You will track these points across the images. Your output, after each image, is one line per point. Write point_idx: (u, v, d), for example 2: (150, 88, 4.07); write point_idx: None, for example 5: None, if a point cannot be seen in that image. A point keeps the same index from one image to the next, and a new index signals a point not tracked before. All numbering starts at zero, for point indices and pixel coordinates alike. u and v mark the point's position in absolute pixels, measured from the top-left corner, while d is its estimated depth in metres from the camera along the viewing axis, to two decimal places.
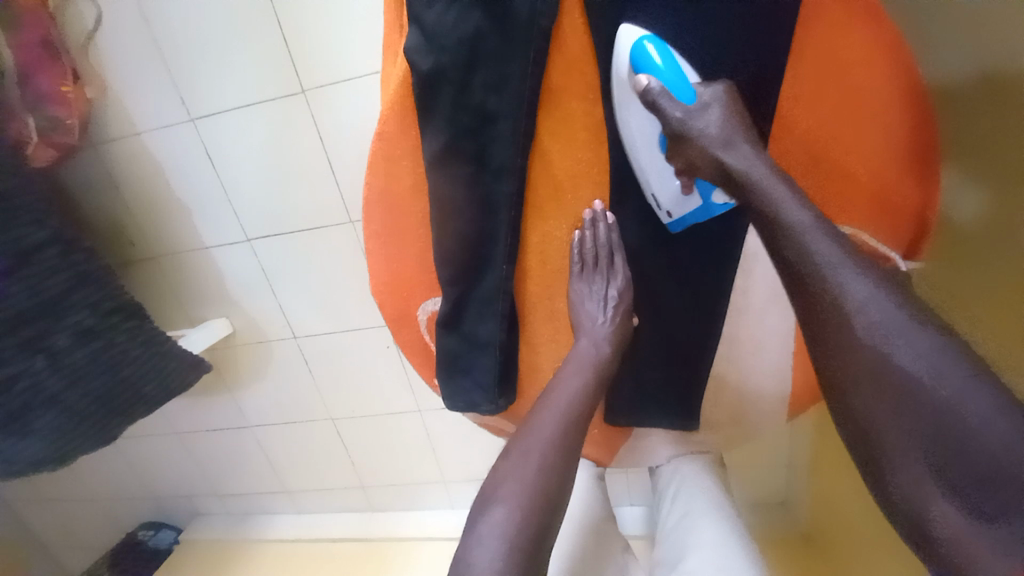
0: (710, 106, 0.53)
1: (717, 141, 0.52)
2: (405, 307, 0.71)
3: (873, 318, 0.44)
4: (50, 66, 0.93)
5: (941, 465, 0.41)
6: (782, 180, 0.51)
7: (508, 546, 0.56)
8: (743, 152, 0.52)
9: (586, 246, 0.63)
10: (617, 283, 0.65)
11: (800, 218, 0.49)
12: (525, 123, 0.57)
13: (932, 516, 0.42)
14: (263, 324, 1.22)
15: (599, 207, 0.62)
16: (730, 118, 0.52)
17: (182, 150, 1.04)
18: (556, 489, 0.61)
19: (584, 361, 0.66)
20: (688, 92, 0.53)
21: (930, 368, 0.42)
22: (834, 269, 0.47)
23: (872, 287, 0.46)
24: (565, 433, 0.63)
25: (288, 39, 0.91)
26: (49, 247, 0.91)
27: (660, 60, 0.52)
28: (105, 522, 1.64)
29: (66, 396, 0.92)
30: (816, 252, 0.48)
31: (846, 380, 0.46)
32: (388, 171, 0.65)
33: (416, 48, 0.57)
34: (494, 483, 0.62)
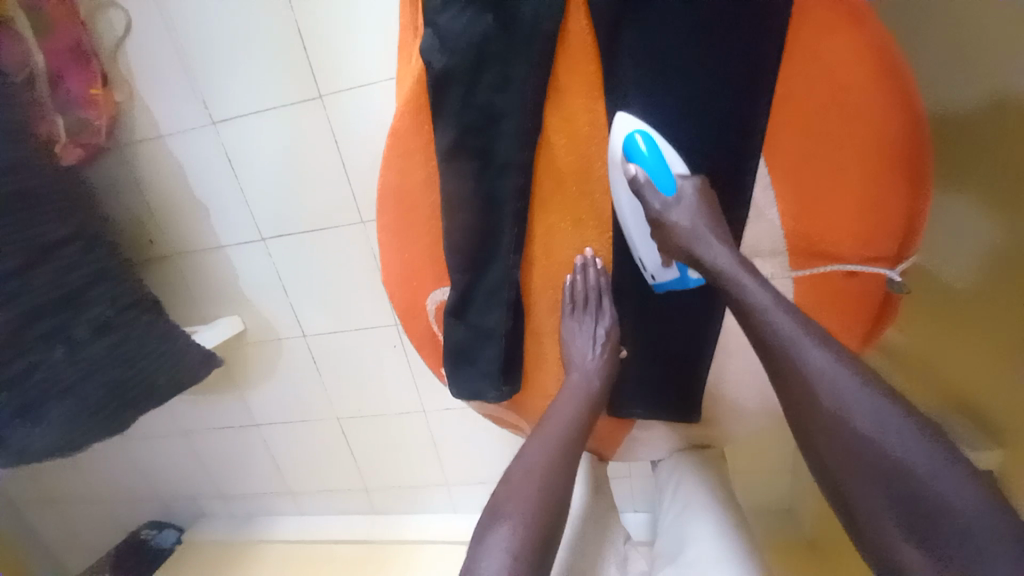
0: (684, 200, 0.59)
1: (689, 235, 0.59)
2: (414, 299, 0.73)
3: (832, 383, 0.51)
4: (82, 70, 1.00)
5: (899, 506, 0.46)
6: (746, 269, 0.57)
7: (515, 559, 0.57)
8: (713, 249, 0.59)
9: (577, 289, 0.68)
10: (605, 323, 0.69)
11: (761, 299, 0.56)
12: (531, 120, 0.60)
13: (901, 563, 0.46)
14: (273, 322, 1.24)
15: (589, 254, 0.67)
16: (701, 211, 0.59)
17: (202, 152, 1.09)
18: (559, 503, 0.63)
19: (576, 394, 0.69)
20: (668, 182, 0.59)
21: (880, 425, 0.48)
22: (795, 340, 0.53)
23: (829, 356, 0.52)
24: (563, 454, 0.66)
25: (307, 46, 0.95)
26: (70, 243, 0.95)
27: (645, 149, 0.58)
28: (108, 521, 1.64)
29: (82, 387, 0.94)
30: (776, 329, 0.54)
31: (814, 437, 0.52)
32: (400, 167, 0.68)
33: (429, 49, 0.60)
34: (502, 499, 0.63)
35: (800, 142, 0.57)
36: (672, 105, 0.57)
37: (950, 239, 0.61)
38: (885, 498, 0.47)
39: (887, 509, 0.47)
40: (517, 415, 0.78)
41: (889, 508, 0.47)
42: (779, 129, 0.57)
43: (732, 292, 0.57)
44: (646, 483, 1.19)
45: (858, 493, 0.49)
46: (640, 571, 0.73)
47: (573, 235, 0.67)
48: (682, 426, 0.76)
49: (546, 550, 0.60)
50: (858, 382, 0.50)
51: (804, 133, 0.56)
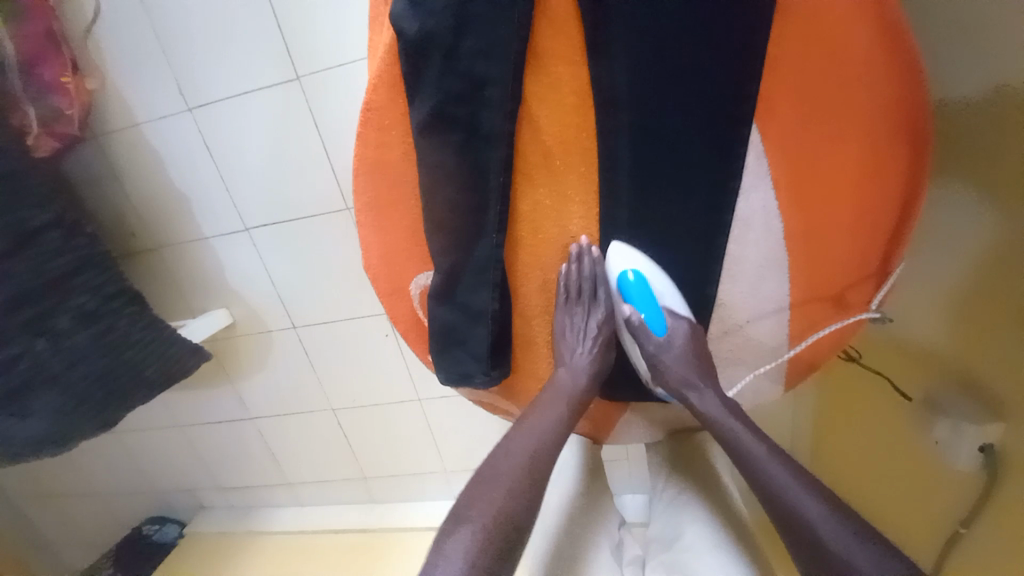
0: (677, 343, 0.65)
1: (679, 379, 0.65)
2: (398, 282, 0.71)
3: (825, 530, 0.53)
4: (53, 56, 0.95)
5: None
6: (738, 418, 0.63)
7: (471, 565, 0.55)
8: (701, 396, 0.65)
9: (572, 279, 0.67)
10: (597, 316, 0.72)
11: (754, 448, 0.60)
12: (511, 88, 0.57)
13: None
14: (262, 314, 1.22)
15: (585, 242, 0.65)
16: (690, 358, 0.65)
17: (180, 139, 1.05)
18: (523, 512, 0.60)
19: (561, 391, 0.69)
20: (660, 325, 0.67)
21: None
22: (782, 487, 0.57)
23: (819, 504, 0.55)
24: (536, 459, 0.64)
25: (282, 24, 0.91)
26: (52, 231, 0.93)
27: (633, 279, 0.65)
28: (109, 516, 1.64)
29: (68, 377, 0.94)
30: (766, 471, 0.58)
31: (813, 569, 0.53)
32: (377, 142, 0.65)
33: (402, 16, 0.57)
34: (467, 501, 0.61)
35: (795, 113, 0.54)
36: (660, 65, 0.54)
37: (944, 236, 0.66)
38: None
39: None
40: (507, 402, 0.77)
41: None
42: (775, 85, 0.53)
43: (719, 433, 0.64)
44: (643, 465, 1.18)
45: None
46: (634, 557, 0.73)
47: (560, 211, 0.63)
48: (676, 412, 0.74)
49: (510, 551, 0.58)
50: (853, 535, 0.52)
51: (797, 101, 0.54)
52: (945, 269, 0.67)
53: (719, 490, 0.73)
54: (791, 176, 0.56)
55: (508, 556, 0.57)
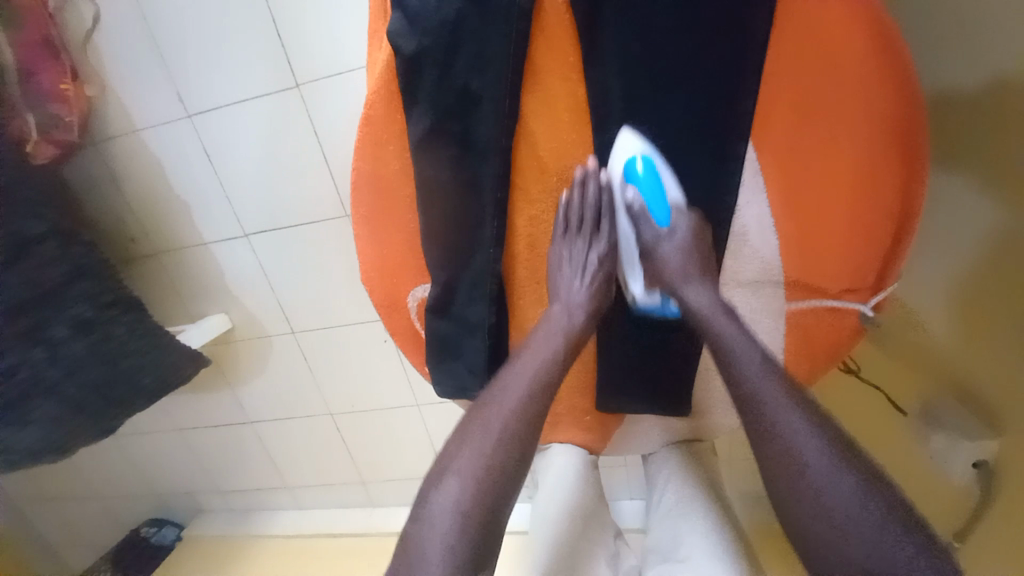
0: (679, 236, 0.59)
1: (678, 274, 0.60)
2: (395, 295, 0.71)
3: (822, 475, 0.50)
4: (51, 65, 0.95)
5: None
6: (728, 315, 0.60)
7: (460, 514, 0.55)
8: (695, 287, 0.61)
9: (573, 208, 0.63)
10: (599, 249, 0.64)
11: (752, 376, 0.56)
12: (508, 105, 0.57)
13: None
14: (261, 319, 1.22)
15: (592, 164, 0.60)
16: (691, 255, 0.59)
17: (179, 146, 1.05)
18: (515, 460, 0.58)
19: (556, 326, 0.64)
20: (664, 215, 0.60)
21: (867, 528, 0.47)
22: (774, 408, 0.54)
23: (821, 449, 0.51)
24: (528, 406, 0.60)
25: (281, 33, 0.91)
26: (50, 240, 0.93)
27: (642, 170, 0.57)
28: (108, 519, 1.64)
29: (63, 387, 0.95)
30: (759, 394, 0.55)
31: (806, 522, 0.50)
32: (374, 157, 0.65)
33: (399, 32, 0.57)
34: (454, 450, 0.59)
35: (789, 121, 0.55)
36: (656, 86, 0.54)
37: (948, 237, 0.68)
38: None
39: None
40: None
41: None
42: (773, 98, 0.54)
43: (719, 351, 0.59)
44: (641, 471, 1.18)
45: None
46: (631, 568, 0.73)
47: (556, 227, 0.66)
48: (672, 422, 0.75)
49: (500, 499, 0.57)
50: (846, 474, 0.50)
51: (793, 112, 0.54)
52: (946, 268, 0.69)
53: (718, 497, 0.74)
54: (787, 181, 0.57)
55: (499, 504, 0.56)
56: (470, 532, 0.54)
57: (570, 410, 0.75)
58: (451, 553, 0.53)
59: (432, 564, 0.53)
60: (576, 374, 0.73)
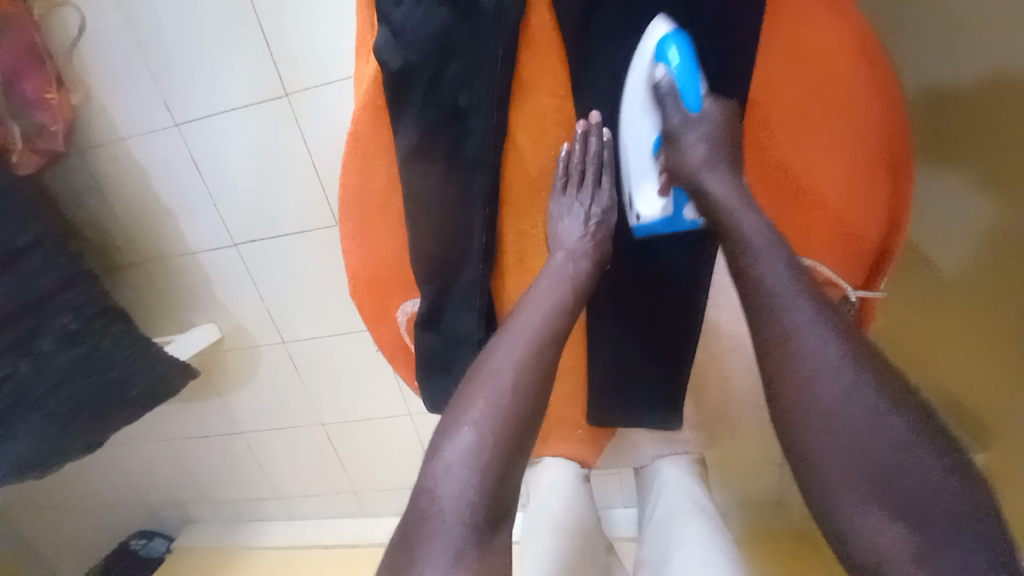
0: (706, 124, 0.55)
1: (700, 160, 0.55)
2: (384, 309, 0.70)
3: (859, 405, 0.46)
4: (35, 71, 0.93)
5: (917, 543, 0.43)
6: (752, 210, 0.55)
7: (477, 473, 0.48)
8: (717, 173, 0.56)
9: (573, 160, 0.61)
10: (601, 203, 0.62)
11: (783, 287, 0.50)
12: (496, 120, 0.57)
13: (877, 544, 0.45)
14: (251, 328, 1.21)
15: (594, 118, 0.58)
16: (717, 142, 0.55)
17: (167, 155, 1.04)
18: (533, 411, 0.52)
19: (560, 275, 0.59)
20: (694, 100, 0.55)
21: (897, 453, 0.44)
22: (803, 327, 0.49)
23: (859, 376, 0.46)
24: (542, 352, 0.54)
25: (270, 42, 0.91)
26: (37, 250, 0.92)
27: (677, 59, 0.53)
28: (96, 531, 1.62)
29: (51, 401, 0.92)
30: (785, 311, 0.49)
31: (838, 455, 0.46)
32: (361, 171, 0.64)
33: (385, 46, 0.56)
34: (464, 401, 0.52)
35: (775, 124, 0.57)
36: None
37: (940, 234, 0.69)
38: (895, 524, 0.44)
39: (902, 537, 0.44)
40: None
41: (902, 534, 0.44)
42: (765, 111, 0.56)
43: (742, 252, 0.53)
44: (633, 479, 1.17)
45: (853, 513, 0.46)
46: None
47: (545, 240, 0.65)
48: (663, 432, 0.75)
49: (520, 447, 0.50)
50: (877, 398, 0.46)
51: (789, 117, 0.56)
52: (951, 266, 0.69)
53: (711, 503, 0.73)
54: (778, 181, 0.59)
55: (518, 449, 0.50)
56: (489, 493, 0.48)
57: (560, 423, 0.75)
58: (473, 512, 0.47)
59: (451, 526, 0.46)
60: (566, 388, 0.72)
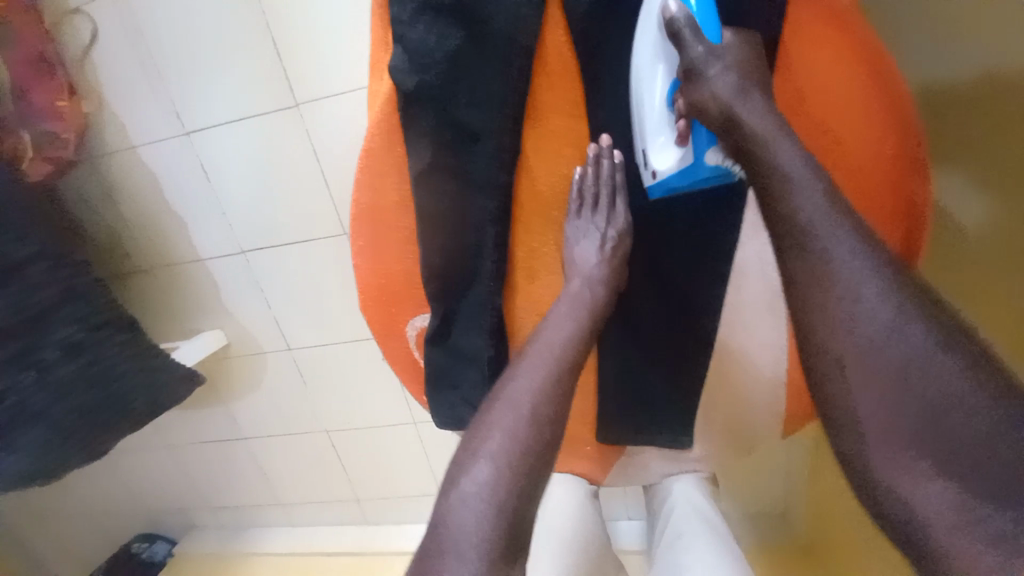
0: (729, 55, 0.50)
1: (731, 89, 0.48)
2: (393, 325, 0.70)
3: (899, 351, 0.42)
4: (46, 81, 0.94)
5: (966, 502, 0.39)
6: (790, 138, 0.48)
7: (494, 508, 0.47)
8: (754, 100, 0.48)
9: (586, 183, 0.60)
10: (617, 224, 0.60)
11: (824, 226, 0.45)
12: (509, 139, 0.57)
13: (918, 509, 0.41)
14: (256, 335, 1.21)
15: (605, 141, 0.58)
16: (744, 71, 0.50)
17: (178, 163, 1.04)
18: (549, 440, 0.52)
19: (577, 300, 0.59)
20: (714, 32, 0.51)
21: (947, 401, 0.40)
22: (845, 264, 0.44)
23: (901, 317, 0.42)
24: (558, 381, 0.54)
25: (281, 52, 0.91)
26: (39, 262, 0.91)
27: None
28: (98, 534, 1.61)
29: (54, 412, 0.93)
30: (825, 246, 0.45)
31: (875, 409, 0.43)
32: (373, 188, 0.64)
33: (400, 67, 0.56)
34: (480, 433, 0.52)
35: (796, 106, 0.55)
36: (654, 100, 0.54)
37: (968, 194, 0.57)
38: (938, 479, 0.40)
39: (947, 494, 0.40)
40: None
41: (948, 490, 0.39)
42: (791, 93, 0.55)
43: (780, 191, 0.47)
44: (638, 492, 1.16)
45: (890, 466, 0.42)
46: None
47: (557, 258, 0.65)
48: (673, 450, 0.74)
49: (537, 478, 0.50)
50: (926, 342, 0.41)
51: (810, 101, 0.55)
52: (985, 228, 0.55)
53: (721, 523, 0.73)
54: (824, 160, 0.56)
55: (536, 481, 0.50)
56: (507, 532, 0.47)
57: (569, 440, 0.74)
58: (490, 548, 0.46)
59: (468, 563, 0.45)
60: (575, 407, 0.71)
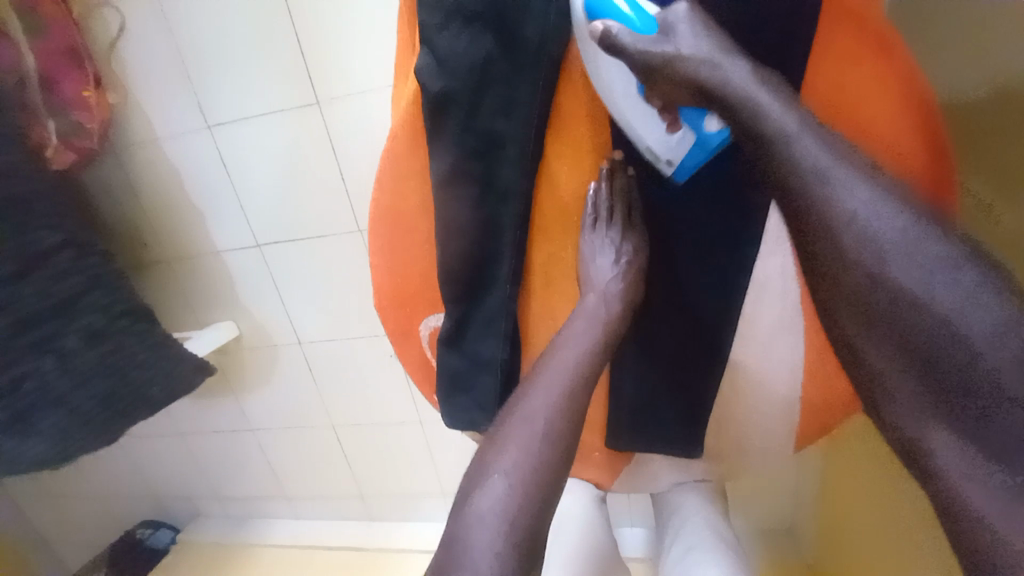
0: (675, 32, 0.49)
1: (694, 63, 0.48)
2: (407, 324, 0.71)
3: (903, 280, 0.42)
4: (74, 71, 0.95)
5: (971, 446, 0.39)
6: (768, 89, 0.47)
7: (510, 525, 0.50)
8: (715, 69, 0.48)
9: (601, 200, 0.61)
10: (633, 240, 0.61)
11: (826, 169, 0.45)
12: (532, 146, 0.58)
13: (928, 447, 0.42)
14: (268, 328, 1.22)
15: (618, 158, 0.60)
16: (702, 38, 0.49)
17: (198, 156, 1.06)
18: (563, 456, 0.55)
19: (593, 316, 0.61)
20: (648, 22, 0.50)
21: (951, 329, 0.39)
22: (844, 199, 0.44)
23: (908, 244, 0.42)
24: (572, 398, 0.57)
25: (304, 50, 0.92)
26: (65, 249, 0.94)
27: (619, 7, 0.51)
28: (105, 519, 1.64)
29: (74, 398, 0.94)
30: (826, 195, 0.45)
31: (878, 340, 0.44)
32: (394, 188, 0.65)
33: (427, 70, 0.57)
34: (496, 448, 0.54)
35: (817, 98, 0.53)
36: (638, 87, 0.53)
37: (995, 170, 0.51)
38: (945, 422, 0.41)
39: (952, 439, 0.40)
40: None
41: (953, 434, 0.40)
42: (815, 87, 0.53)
43: (770, 141, 0.47)
44: (643, 498, 1.16)
45: (899, 402, 0.43)
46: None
47: (573, 265, 0.65)
48: (682, 460, 0.73)
49: (549, 499, 0.53)
50: (932, 268, 0.41)
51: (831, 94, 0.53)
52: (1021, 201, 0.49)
53: (723, 526, 0.75)
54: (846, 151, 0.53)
55: (549, 498, 0.53)
56: (523, 550, 0.49)
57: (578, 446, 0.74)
58: (501, 563, 0.48)
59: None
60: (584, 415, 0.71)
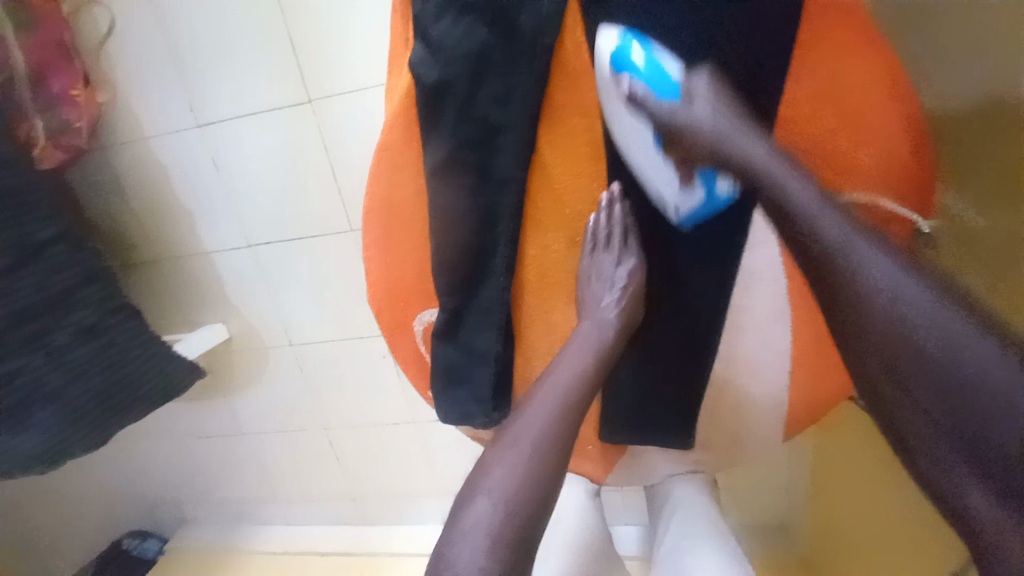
0: (695, 93, 0.52)
1: (710, 132, 0.51)
2: (402, 318, 0.71)
3: (918, 331, 0.41)
4: (65, 67, 0.94)
5: (1006, 509, 0.37)
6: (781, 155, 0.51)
7: (492, 544, 0.50)
8: (734, 131, 0.51)
9: (599, 228, 0.62)
10: (628, 265, 0.63)
11: (834, 224, 0.47)
12: (527, 135, 0.59)
13: (967, 505, 0.40)
14: (260, 329, 1.21)
15: (616, 189, 0.61)
16: (720, 107, 0.51)
17: (189, 154, 1.05)
18: (548, 483, 0.55)
19: (586, 345, 0.62)
20: (671, 87, 0.52)
21: (971, 381, 0.37)
22: (853, 248, 0.45)
23: (922, 293, 0.41)
24: (559, 432, 0.57)
25: (297, 46, 0.92)
26: (58, 244, 0.93)
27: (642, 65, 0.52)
28: (91, 527, 1.60)
29: (68, 393, 0.92)
30: (832, 241, 0.46)
31: (902, 393, 0.43)
32: (389, 180, 0.65)
33: (422, 61, 0.58)
34: (482, 470, 0.56)
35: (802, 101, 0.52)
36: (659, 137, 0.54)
37: None
38: (976, 481, 0.39)
39: (987, 500, 0.38)
40: None
41: (987, 496, 0.38)
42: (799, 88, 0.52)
43: (777, 194, 0.50)
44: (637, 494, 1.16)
45: (930, 455, 0.42)
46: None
47: (568, 257, 0.66)
48: (677, 451, 0.74)
49: (535, 517, 0.53)
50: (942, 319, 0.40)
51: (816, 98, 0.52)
52: None
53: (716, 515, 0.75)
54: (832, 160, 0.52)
55: (534, 518, 0.53)
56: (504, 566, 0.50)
57: None
58: None
59: None
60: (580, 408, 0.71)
